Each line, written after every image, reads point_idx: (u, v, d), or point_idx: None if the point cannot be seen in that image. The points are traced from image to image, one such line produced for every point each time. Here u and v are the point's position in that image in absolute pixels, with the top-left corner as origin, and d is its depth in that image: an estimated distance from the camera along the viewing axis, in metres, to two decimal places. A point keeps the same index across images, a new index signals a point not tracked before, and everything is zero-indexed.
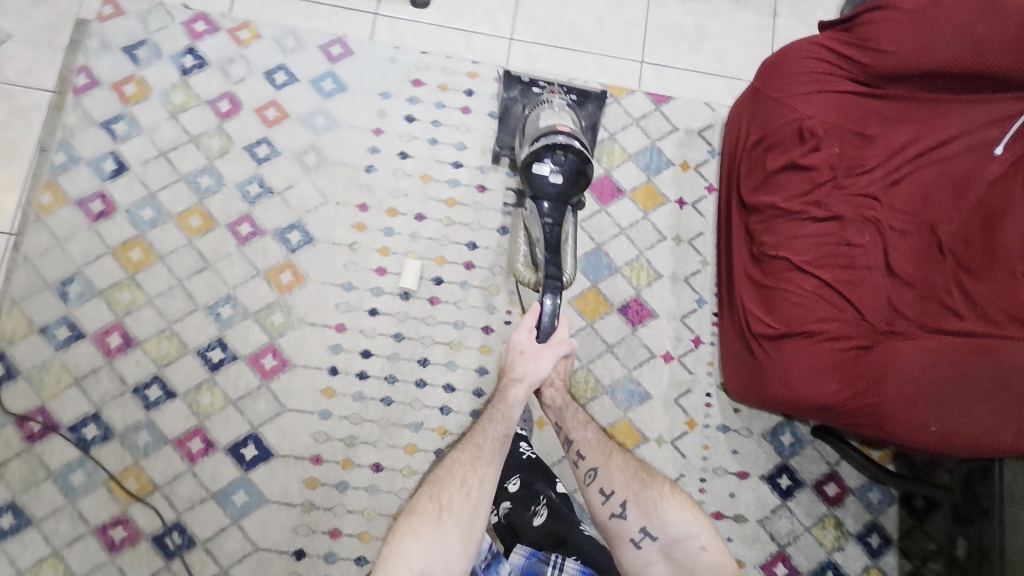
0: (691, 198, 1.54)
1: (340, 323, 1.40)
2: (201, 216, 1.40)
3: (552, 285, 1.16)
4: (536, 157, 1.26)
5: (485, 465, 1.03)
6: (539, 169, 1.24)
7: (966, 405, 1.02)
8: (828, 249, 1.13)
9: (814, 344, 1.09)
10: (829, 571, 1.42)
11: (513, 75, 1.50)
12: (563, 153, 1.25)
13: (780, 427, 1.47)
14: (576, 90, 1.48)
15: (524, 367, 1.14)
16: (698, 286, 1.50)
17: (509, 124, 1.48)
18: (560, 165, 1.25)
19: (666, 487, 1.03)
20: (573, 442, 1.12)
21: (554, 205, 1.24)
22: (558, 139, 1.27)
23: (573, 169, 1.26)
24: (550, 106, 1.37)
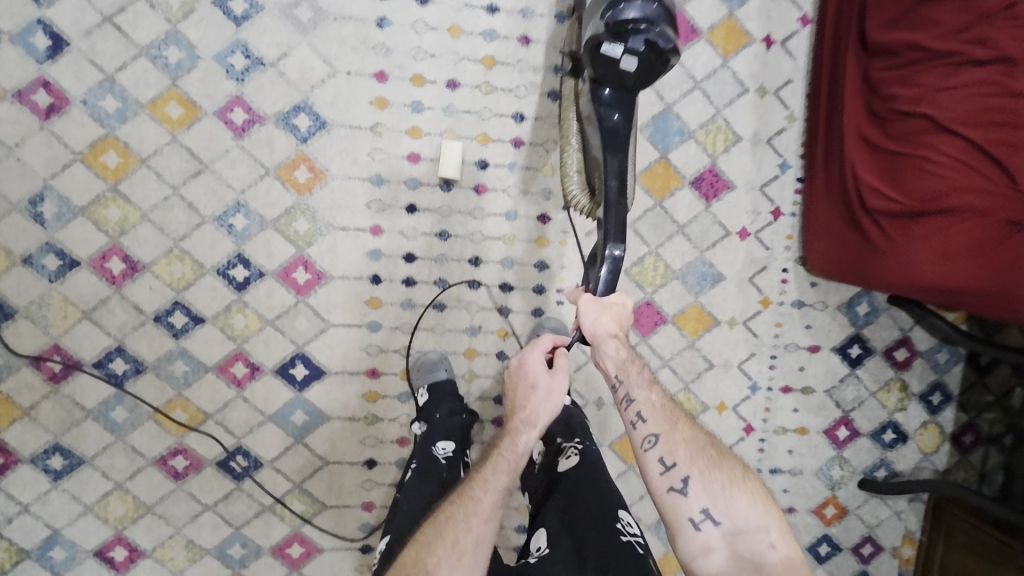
0: (779, 36, 1.25)
1: (375, 225, 1.20)
2: (180, 103, 1.11)
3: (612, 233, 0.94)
4: (608, 33, 0.92)
5: (482, 522, 0.86)
6: (607, 53, 0.92)
7: None
8: (987, 101, 0.92)
9: (952, 221, 0.95)
10: (888, 429, 1.45)
11: None
12: (644, 36, 0.91)
13: (857, 298, 1.38)
14: None
15: (535, 411, 0.98)
16: (782, 149, 1.30)
17: None
18: (637, 49, 0.92)
19: (736, 470, 0.91)
20: (633, 402, 0.95)
21: (616, 96, 0.98)
22: (641, 8, 0.91)
23: (653, 54, 0.93)
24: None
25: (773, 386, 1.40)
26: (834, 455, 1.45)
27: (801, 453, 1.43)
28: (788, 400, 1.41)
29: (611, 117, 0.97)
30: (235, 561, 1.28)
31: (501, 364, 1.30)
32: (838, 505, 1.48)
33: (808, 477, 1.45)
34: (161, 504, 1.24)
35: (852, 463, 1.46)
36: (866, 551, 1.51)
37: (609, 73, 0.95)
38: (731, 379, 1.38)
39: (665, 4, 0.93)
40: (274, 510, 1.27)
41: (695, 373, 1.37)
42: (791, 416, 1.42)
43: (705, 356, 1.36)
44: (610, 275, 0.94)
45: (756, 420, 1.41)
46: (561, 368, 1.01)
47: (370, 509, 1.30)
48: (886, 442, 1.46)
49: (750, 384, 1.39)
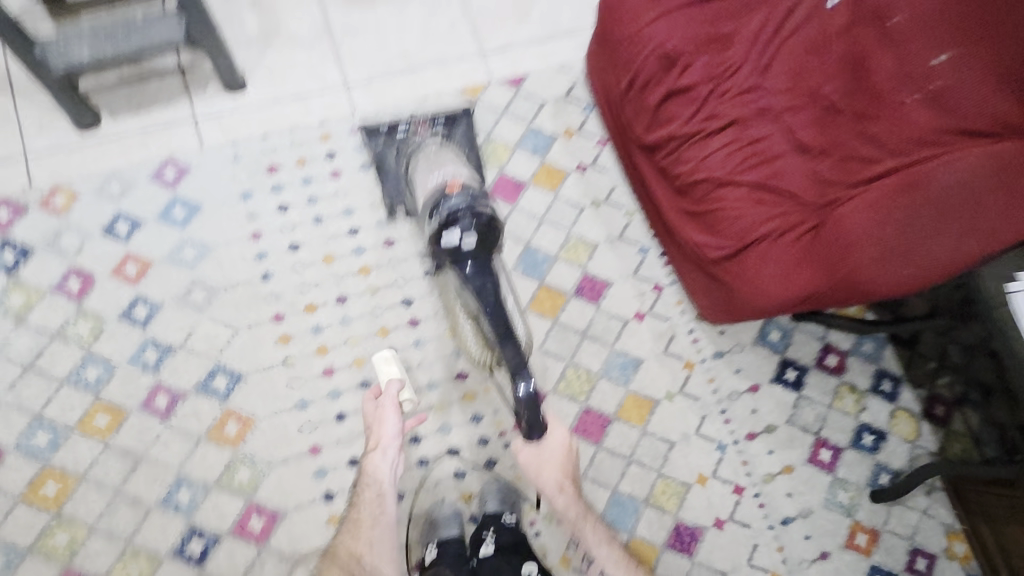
0: (589, 160, 1.52)
1: (312, 445, 1.26)
2: (107, 411, 1.22)
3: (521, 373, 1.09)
4: (442, 226, 1.12)
5: (379, 510, 1.12)
6: (448, 238, 1.10)
7: (935, 246, 0.99)
8: (739, 154, 1.13)
9: (769, 246, 1.09)
10: (864, 433, 1.45)
11: (371, 127, 1.45)
12: (468, 216, 1.11)
13: (766, 327, 1.48)
14: (442, 116, 1.47)
15: (378, 432, 1.14)
16: (636, 237, 1.49)
17: (390, 175, 1.41)
18: (471, 226, 1.11)
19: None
20: (597, 562, 1.16)
21: (478, 265, 1.12)
22: (459, 201, 1.14)
23: (486, 226, 1.12)
24: (427, 148, 1.35)
25: (738, 439, 1.41)
26: (832, 480, 1.42)
27: (800, 493, 1.41)
28: (758, 445, 1.42)
29: (485, 286, 1.10)
30: None
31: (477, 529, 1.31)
32: (866, 529, 1.42)
33: (822, 514, 1.41)
34: None
35: (853, 481, 1.43)
36: (923, 566, 1.42)
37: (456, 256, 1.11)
38: (696, 449, 1.40)
39: (473, 190, 1.17)
40: None
41: (662, 457, 1.38)
42: (770, 459, 1.41)
43: (662, 437, 1.39)
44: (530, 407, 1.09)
45: (741, 477, 1.40)
46: (390, 408, 1.15)
47: None
48: (870, 446, 1.44)
49: (717, 446, 1.40)
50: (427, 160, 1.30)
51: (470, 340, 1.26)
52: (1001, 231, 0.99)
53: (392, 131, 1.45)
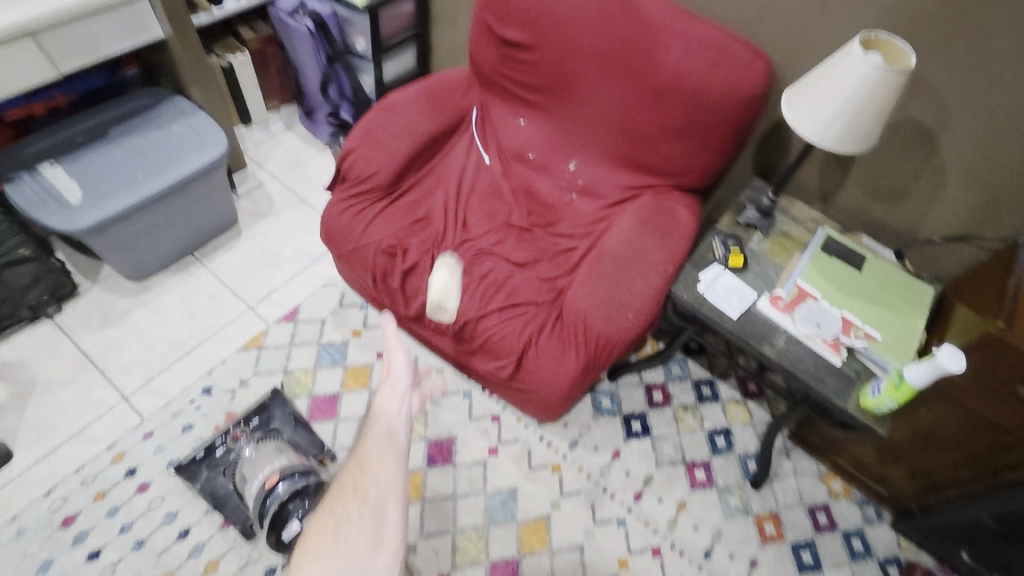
0: (385, 345, 1.67)
1: None
2: None
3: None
4: (276, 527, 1.07)
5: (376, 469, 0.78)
6: (287, 535, 1.06)
7: (636, 288, 1.27)
8: (479, 292, 1.37)
9: (536, 346, 1.30)
10: (715, 437, 1.63)
11: (186, 464, 1.38)
12: (298, 502, 1.08)
13: (596, 399, 1.66)
14: (253, 412, 1.47)
15: (382, 399, 0.90)
16: (456, 386, 1.62)
17: (230, 503, 1.34)
18: (304, 510, 1.07)
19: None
20: None
21: None
22: (287, 485, 1.11)
23: (317, 497, 1.10)
24: (247, 457, 1.30)
25: (630, 505, 1.49)
26: (717, 492, 1.53)
27: (704, 519, 1.49)
28: (648, 500, 1.50)
29: None
30: None
31: None
32: (768, 516, 1.51)
33: (730, 526, 1.49)
34: None
35: (734, 482, 1.56)
36: (825, 519, 1.51)
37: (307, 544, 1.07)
38: (602, 537, 1.44)
39: (294, 471, 1.14)
40: None
41: (579, 565, 1.40)
42: (664, 506, 1.50)
43: (568, 546, 1.42)
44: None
45: (652, 538, 1.45)
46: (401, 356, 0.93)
47: None
48: (726, 445, 1.62)
49: (617, 523, 1.46)
50: (252, 467, 1.25)
51: None
52: (669, 258, 1.31)
53: (211, 452, 1.40)
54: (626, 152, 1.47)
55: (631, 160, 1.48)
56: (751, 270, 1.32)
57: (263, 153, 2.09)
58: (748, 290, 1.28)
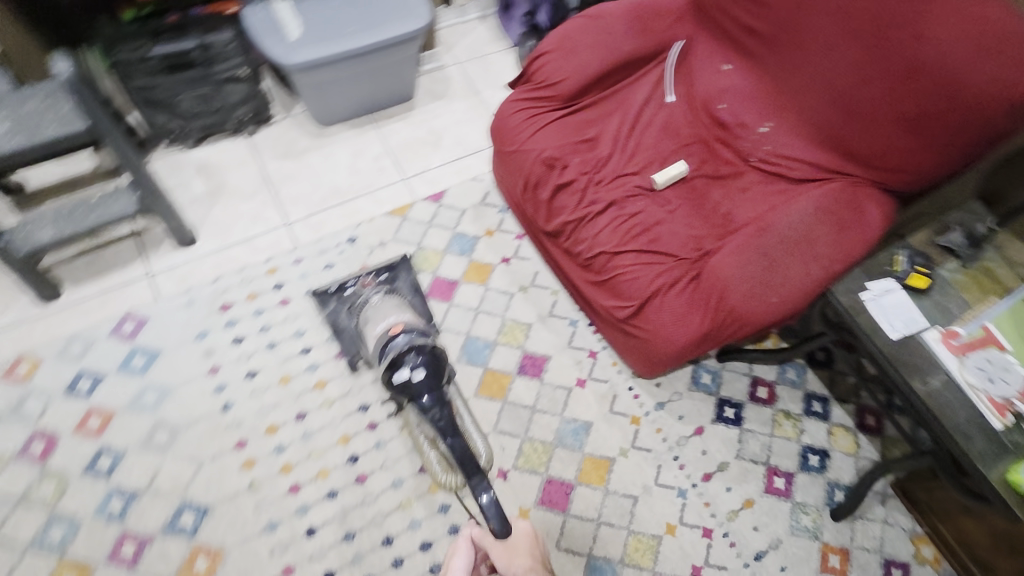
0: (511, 253, 1.72)
1: (285, 565, 1.27)
2: (75, 568, 1.23)
3: (480, 481, 1.16)
4: (391, 368, 1.23)
5: None
6: (398, 378, 1.21)
7: (789, 275, 1.20)
8: (623, 228, 1.34)
9: (662, 298, 1.27)
10: (809, 454, 1.53)
11: (321, 290, 1.57)
12: (414, 353, 1.23)
13: (697, 373, 1.61)
14: (383, 269, 1.62)
15: None
16: (564, 312, 1.65)
17: (347, 333, 1.52)
18: (417, 361, 1.22)
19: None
20: None
21: (433, 396, 1.21)
22: (406, 338, 1.26)
23: (431, 356, 1.25)
24: (372, 302, 1.44)
25: (696, 482, 1.47)
26: (791, 506, 1.47)
27: (767, 524, 1.44)
28: (716, 484, 1.47)
29: (428, 411, 1.21)
30: None
31: None
32: (836, 549, 1.43)
33: (791, 542, 1.43)
34: None
35: (812, 502, 1.48)
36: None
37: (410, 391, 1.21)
38: (659, 498, 1.44)
39: (415, 327, 1.30)
40: None
41: (628, 513, 1.42)
42: (730, 495, 1.46)
43: (624, 493, 1.44)
44: (496, 510, 1.13)
45: (707, 519, 1.43)
46: None
47: None
48: (818, 466, 1.52)
49: (677, 492, 1.45)
50: (375, 310, 1.39)
51: (435, 464, 1.33)
52: (836, 256, 1.21)
53: (342, 291, 1.57)
54: (833, 130, 1.33)
55: (834, 139, 1.34)
56: (930, 297, 1.17)
57: (452, 38, 2.14)
58: (917, 317, 1.14)
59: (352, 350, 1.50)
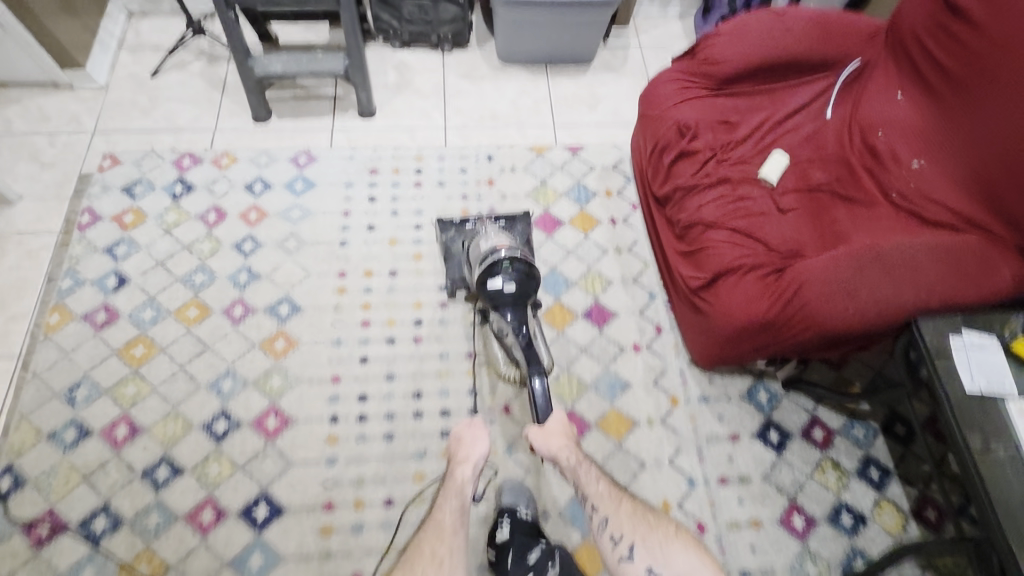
0: (621, 216, 1.80)
1: (334, 375, 1.51)
2: (198, 307, 1.56)
3: (536, 370, 1.32)
4: (486, 275, 1.38)
5: (450, 536, 1.12)
6: (491, 285, 1.36)
7: (881, 294, 1.14)
8: (729, 206, 1.36)
9: (740, 277, 1.27)
10: (843, 512, 1.42)
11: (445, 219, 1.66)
12: (510, 265, 1.37)
13: (755, 387, 1.56)
14: (503, 217, 1.68)
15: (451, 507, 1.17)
16: (648, 283, 1.69)
17: (455, 259, 1.62)
18: (510, 275, 1.37)
19: (670, 529, 1.15)
20: (588, 497, 1.22)
21: (515, 309, 1.37)
22: (507, 252, 1.40)
23: (523, 274, 1.39)
24: (486, 232, 1.52)
25: (710, 480, 1.45)
26: (800, 548, 1.38)
27: (765, 551, 1.38)
28: (729, 492, 1.44)
29: (507, 319, 1.36)
30: None
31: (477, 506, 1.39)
32: None
33: None
34: None
35: (825, 556, 1.38)
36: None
37: (500, 300, 1.37)
38: (666, 476, 1.45)
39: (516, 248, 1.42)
40: None
41: (631, 474, 1.45)
42: (739, 509, 1.42)
43: (635, 456, 1.47)
44: (543, 395, 1.30)
45: (705, 517, 1.41)
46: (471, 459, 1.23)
47: None
48: (848, 527, 1.41)
49: (687, 480, 1.44)
50: (487, 238, 1.50)
51: (501, 362, 1.52)
52: (943, 295, 1.12)
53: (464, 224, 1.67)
54: (992, 180, 1.24)
55: (989, 190, 1.24)
56: None
57: (646, 25, 2.27)
58: (1007, 383, 1.05)
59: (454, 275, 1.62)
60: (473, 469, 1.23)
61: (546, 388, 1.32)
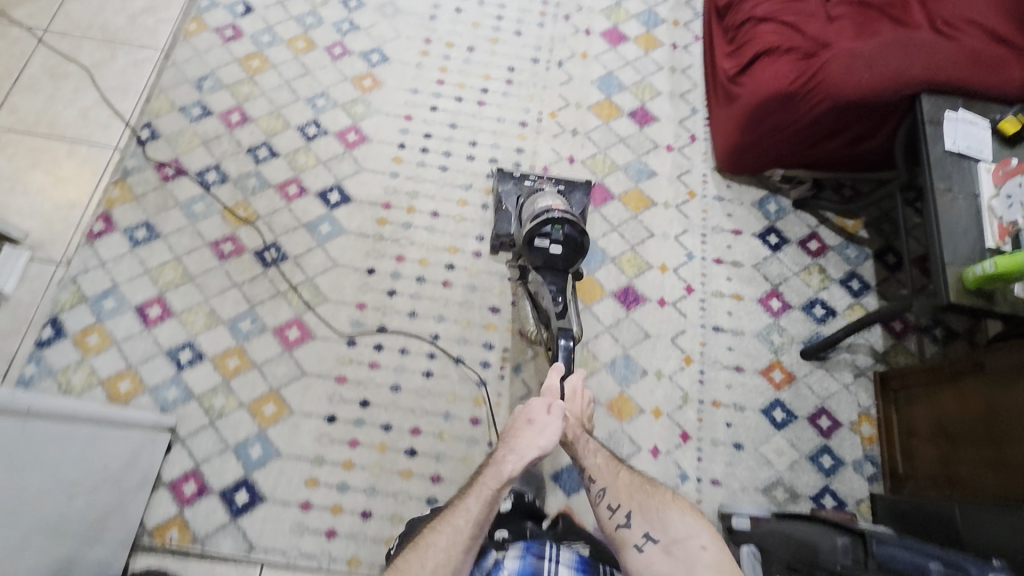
0: (682, 44, 1.96)
1: (407, 114, 1.78)
2: (306, 42, 1.85)
3: (565, 330, 1.29)
4: (535, 231, 1.31)
5: (460, 546, 0.91)
6: (538, 244, 1.30)
7: (893, 71, 1.31)
8: (782, 4, 1.52)
9: (775, 59, 1.45)
10: (817, 305, 1.62)
11: (507, 170, 1.60)
12: (562, 229, 1.30)
13: (766, 198, 1.74)
14: (563, 181, 1.58)
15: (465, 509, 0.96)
16: (692, 101, 1.87)
17: (505, 215, 1.56)
18: (559, 239, 1.30)
19: (667, 495, 1.00)
20: (585, 470, 1.08)
21: (555, 275, 1.34)
22: (559, 214, 1.31)
23: (572, 237, 1.32)
24: (545, 193, 1.43)
25: (707, 258, 1.66)
26: (771, 322, 1.59)
27: (740, 316, 1.60)
28: (721, 270, 1.65)
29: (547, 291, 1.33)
30: (241, 334, 1.49)
31: None
32: (784, 370, 1.55)
33: (750, 339, 1.57)
34: (202, 277, 1.54)
35: (791, 332, 1.59)
36: (824, 425, 1.50)
37: (545, 261, 1.33)
38: (669, 247, 1.67)
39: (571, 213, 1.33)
40: (285, 296, 1.54)
41: (640, 239, 1.68)
42: (726, 283, 1.63)
43: (647, 226, 1.69)
44: (566, 359, 1.27)
45: (695, 282, 1.63)
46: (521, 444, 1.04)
47: (362, 308, 1.54)
48: (818, 317, 1.61)
49: (686, 253, 1.66)
50: (542, 198, 1.41)
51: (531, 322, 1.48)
52: (949, 76, 1.28)
53: (523, 178, 1.60)
54: None
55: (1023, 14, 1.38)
56: (1009, 149, 1.23)
57: None
58: (983, 151, 1.21)
59: (501, 230, 1.58)
60: (522, 461, 1.02)
61: (572, 352, 1.28)
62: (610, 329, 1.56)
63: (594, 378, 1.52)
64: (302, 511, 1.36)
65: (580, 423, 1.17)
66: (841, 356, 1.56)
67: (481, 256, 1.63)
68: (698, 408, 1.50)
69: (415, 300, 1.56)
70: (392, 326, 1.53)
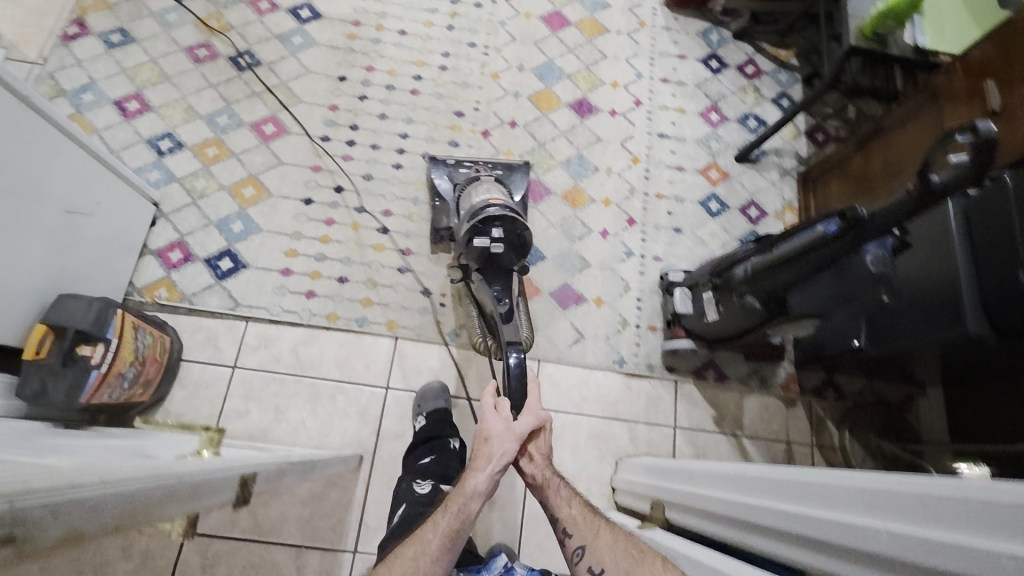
0: None
1: None
2: None
3: (515, 346, 1.11)
4: (474, 232, 1.22)
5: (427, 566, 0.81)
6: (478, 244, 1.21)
7: None
8: None
9: None
10: (750, 119, 1.80)
11: (438, 158, 1.56)
12: (500, 226, 1.22)
13: (709, 30, 1.90)
14: (501, 165, 1.56)
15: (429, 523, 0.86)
16: None
17: (444, 206, 1.50)
18: (498, 236, 1.22)
19: (658, 563, 0.78)
20: (557, 521, 0.91)
21: (500, 280, 1.24)
22: (497, 211, 1.23)
23: (512, 233, 1.23)
24: (482, 182, 1.37)
25: (654, 78, 1.82)
26: (709, 132, 1.77)
27: (682, 126, 1.77)
28: (666, 88, 1.81)
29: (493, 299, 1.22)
30: (219, 127, 1.58)
31: (469, 50, 1.78)
32: (721, 170, 1.73)
33: (691, 145, 1.75)
34: (178, 77, 1.62)
35: (727, 140, 1.77)
36: (753, 214, 1.69)
37: (488, 262, 1.24)
38: (620, 68, 1.82)
39: (510, 208, 1.27)
40: (260, 97, 1.63)
41: (594, 60, 1.82)
42: (670, 99, 1.80)
43: (600, 50, 1.83)
44: (517, 374, 1.05)
45: (643, 97, 1.79)
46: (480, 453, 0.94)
47: (334, 110, 1.65)
48: (751, 128, 1.79)
49: (636, 73, 1.82)
50: (478, 189, 1.35)
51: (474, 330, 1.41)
52: None
53: (457, 163, 1.56)
54: None
55: None
56: None
57: None
58: None
59: (439, 223, 1.51)
60: (489, 472, 0.91)
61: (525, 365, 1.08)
62: (565, 134, 1.71)
63: (551, 173, 1.67)
64: (283, 275, 1.48)
65: (547, 461, 1.00)
66: (769, 159, 1.75)
67: (447, 69, 1.74)
68: (644, 199, 1.67)
69: (385, 105, 1.68)
70: (363, 126, 1.65)
